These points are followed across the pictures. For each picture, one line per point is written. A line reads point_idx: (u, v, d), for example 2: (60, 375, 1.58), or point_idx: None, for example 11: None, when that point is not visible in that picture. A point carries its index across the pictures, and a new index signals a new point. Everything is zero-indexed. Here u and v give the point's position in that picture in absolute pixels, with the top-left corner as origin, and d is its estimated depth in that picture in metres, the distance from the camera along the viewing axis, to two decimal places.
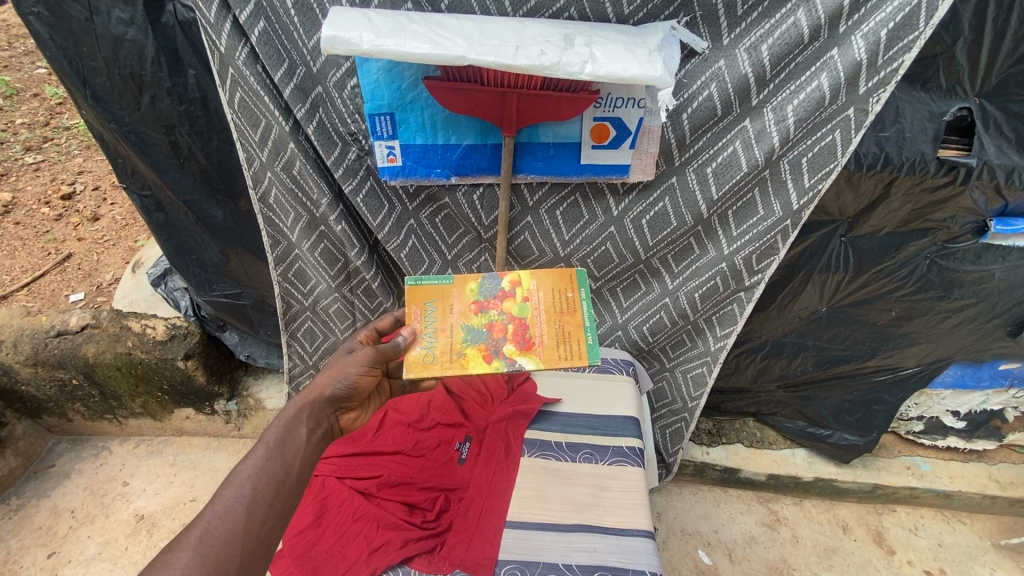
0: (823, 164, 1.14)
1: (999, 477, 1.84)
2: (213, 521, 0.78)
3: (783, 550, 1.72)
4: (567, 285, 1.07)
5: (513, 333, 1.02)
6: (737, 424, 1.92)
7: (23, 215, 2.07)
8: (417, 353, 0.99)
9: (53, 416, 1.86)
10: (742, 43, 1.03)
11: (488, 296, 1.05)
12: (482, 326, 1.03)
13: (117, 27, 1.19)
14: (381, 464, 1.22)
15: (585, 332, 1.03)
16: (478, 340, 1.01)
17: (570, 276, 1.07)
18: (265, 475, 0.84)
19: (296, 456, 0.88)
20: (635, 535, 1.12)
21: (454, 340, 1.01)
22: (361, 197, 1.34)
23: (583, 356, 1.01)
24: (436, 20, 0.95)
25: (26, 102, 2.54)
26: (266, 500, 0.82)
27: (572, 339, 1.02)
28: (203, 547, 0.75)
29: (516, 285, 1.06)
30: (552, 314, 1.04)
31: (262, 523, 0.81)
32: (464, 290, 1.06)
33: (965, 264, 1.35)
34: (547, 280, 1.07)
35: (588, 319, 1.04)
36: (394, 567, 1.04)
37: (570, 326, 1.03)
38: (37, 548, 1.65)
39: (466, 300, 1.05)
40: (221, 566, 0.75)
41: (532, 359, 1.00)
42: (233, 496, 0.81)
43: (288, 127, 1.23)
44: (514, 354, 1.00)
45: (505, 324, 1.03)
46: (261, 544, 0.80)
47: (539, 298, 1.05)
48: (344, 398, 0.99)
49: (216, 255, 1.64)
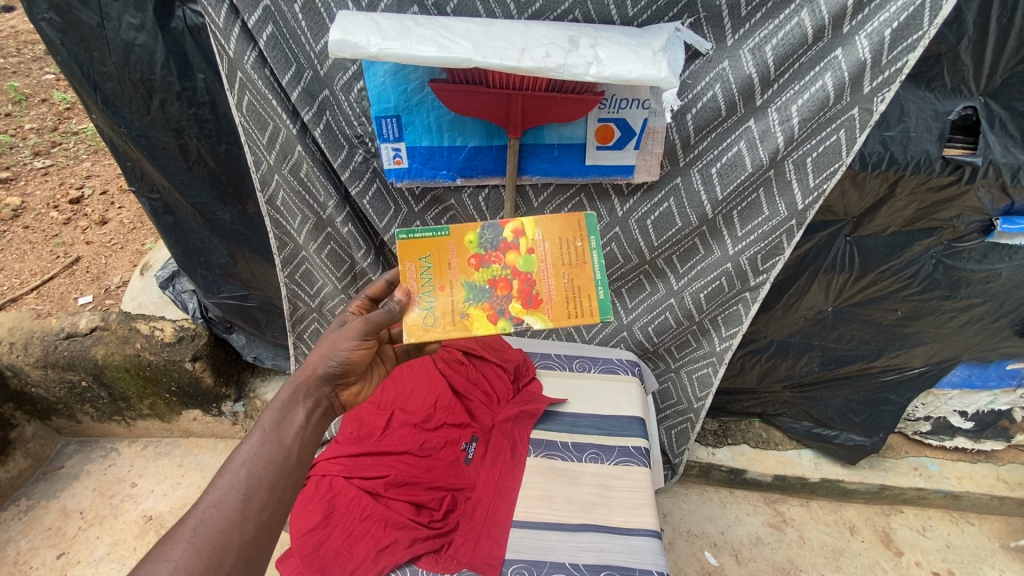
0: (828, 164, 1.13)
1: (1007, 478, 1.83)
2: (209, 511, 0.79)
3: (791, 551, 1.71)
4: (575, 234, 1.05)
5: (517, 290, 1.03)
6: (743, 425, 1.92)
7: (32, 218, 2.09)
8: (417, 317, 1.00)
9: (63, 418, 1.88)
10: (745, 45, 1.04)
11: (489, 248, 1.04)
12: (484, 283, 1.03)
13: (128, 33, 1.21)
14: (389, 463, 1.19)
15: (596, 287, 1.04)
16: (481, 299, 1.02)
17: (579, 224, 1.05)
18: (262, 460, 0.85)
19: (294, 440, 0.89)
20: (641, 535, 1.12)
21: (455, 299, 1.02)
22: (367, 199, 1.36)
23: (594, 313, 1.04)
24: (443, 23, 0.95)
25: (35, 107, 2.57)
26: (263, 486, 0.83)
27: (582, 296, 1.04)
28: (198, 538, 0.76)
29: (518, 235, 1.04)
30: (561, 268, 1.04)
31: (260, 509, 0.82)
32: (462, 242, 1.03)
33: (971, 263, 1.34)
34: (554, 229, 1.05)
35: (598, 270, 1.05)
36: (402, 565, 1.05)
37: (580, 281, 1.05)
38: (46, 548, 1.66)
39: (465, 253, 1.03)
40: (219, 553, 0.76)
41: (540, 317, 1.03)
42: (229, 482, 0.82)
43: (295, 129, 1.24)
44: (521, 314, 1.02)
45: (511, 280, 1.03)
46: (262, 531, 0.81)
47: (545, 250, 1.04)
48: (338, 374, 0.98)
49: (223, 256, 1.65)
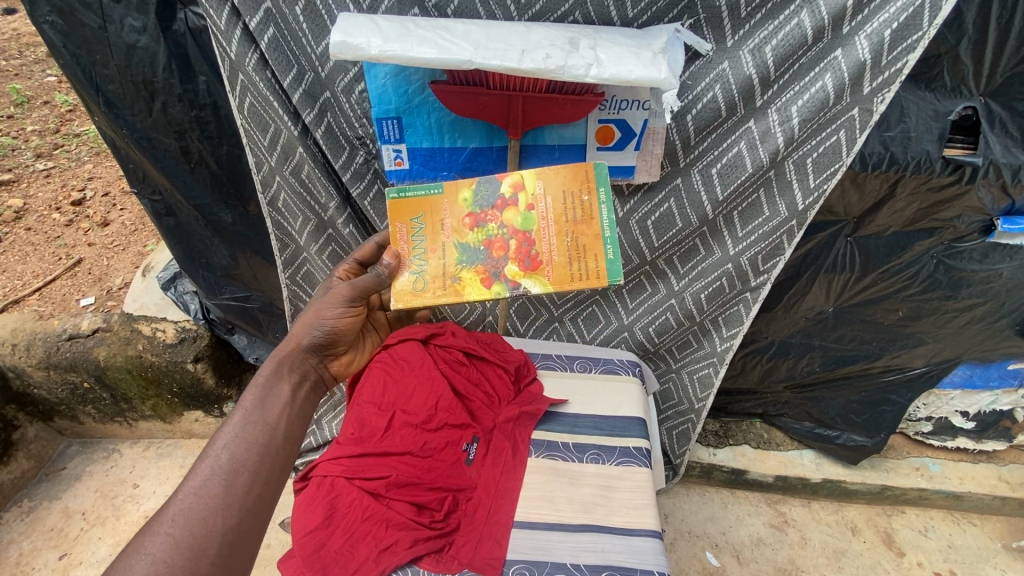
0: (828, 164, 1.14)
1: (1009, 478, 1.83)
2: (187, 500, 0.78)
3: (792, 552, 1.71)
4: (582, 187, 1.05)
5: (514, 250, 1.06)
6: (744, 425, 1.92)
7: (34, 220, 2.10)
8: (407, 283, 1.06)
9: (64, 419, 1.88)
10: (745, 46, 1.04)
11: (486, 206, 1.07)
12: (478, 244, 1.07)
13: (130, 35, 1.21)
14: (390, 464, 1.15)
15: (604, 245, 1.04)
16: (474, 262, 1.07)
17: (587, 175, 1.04)
18: (244, 441, 0.86)
19: (278, 418, 0.92)
20: (642, 535, 1.13)
21: (447, 262, 1.07)
22: (368, 200, 1.37)
23: (602, 276, 1.04)
24: (442, 25, 0.96)
25: (37, 109, 2.58)
26: (243, 469, 0.84)
27: (589, 255, 1.05)
28: (176, 530, 0.74)
29: (516, 190, 1.06)
30: (563, 225, 1.05)
31: (245, 493, 0.82)
32: (456, 201, 1.08)
33: (972, 263, 1.34)
34: (557, 183, 1.05)
35: (606, 226, 1.04)
36: (404, 565, 1.05)
37: (585, 238, 1.05)
38: (48, 549, 1.67)
39: (459, 211, 1.08)
40: (200, 542, 0.75)
41: (539, 280, 1.05)
42: (208, 468, 0.82)
43: (297, 131, 1.24)
44: (518, 277, 1.06)
45: (507, 239, 1.06)
46: (247, 516, 0.81)
47: (545, 207, 1.06)
48: (324, 342, 1.06)
49: (225, 258, 1.66)
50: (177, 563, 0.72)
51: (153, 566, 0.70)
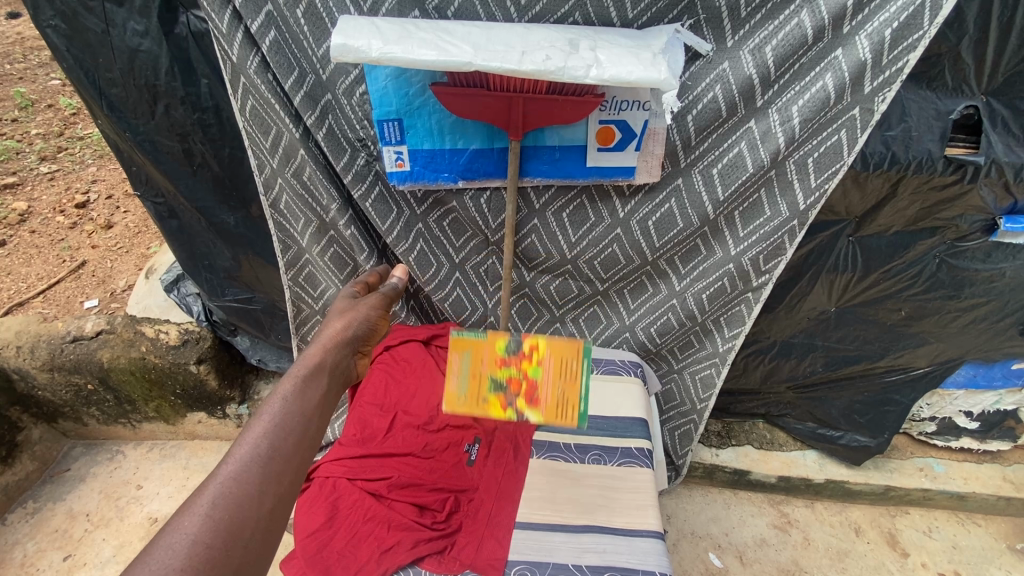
0: (829, 163, 1.13)
1: (1014, 478, 1.82)
2: (231, 477, 0.64)
3: (795, 553, 1.71)
4: (572, 357, 1.05)
5: (526, 392, 1.05)
6: (747, 426, 1.92)
7: (39, 223, 2.11)
8: (451, 391, 1.05)
9: (69, 421, 1.90)
10: (746, 45, 1.04)
11: (513, 351, 1.05)
12: (502, 380, 1.05)
13: (133, 39, 1.22)
14: (392, 465, 1.17)
15: (579, 396, 1.05)
16: (501, 394, 1.05)
17: (575, 349, 1.05)
18: (295, 420, 0.73)
19: (317, 408, 0.76)
20: (645, 535, 1.12)
21: (480, 384, 1.06)
22: (369, 202, 1.36)
23: (573, 416, 1.04)
24: (443, 27, 0.96)
25: (41, 112, 2.60)
26: (291, 450, 0.70)
27: (567, 407, 1.05)
28: (219, 509, 0.60)
29: (535, 352, 1.05)
30: (559, 371, 1.05)
31: (279, 481, 0.66)
32: (497, 333, 1.05)
33: (975, 263, 1.34)
34: (557, 345, 1.05)
35: (585, 389, 1.05)
36: (404, 567, 1.03)
37: (568, 391, 1.05)
38: (53, 550, 1.67)
39: (496, 346, 1.05)
40: (237, 527, 0.60)
41: (534, 411, 1.05)
42: (255, 439, 0.68)
43: (298, 134, 1.25)
44: (522, 407, 1.05)
45: (521, 383, 1.06)
46: (281, 504, 0.65)
47: (548, 369, 1.05)
48: (363, 338, 0.93)
49: (227, 260, 1.67)
50: (218, 548, 0.58)
51: (192, 547, 0.57)
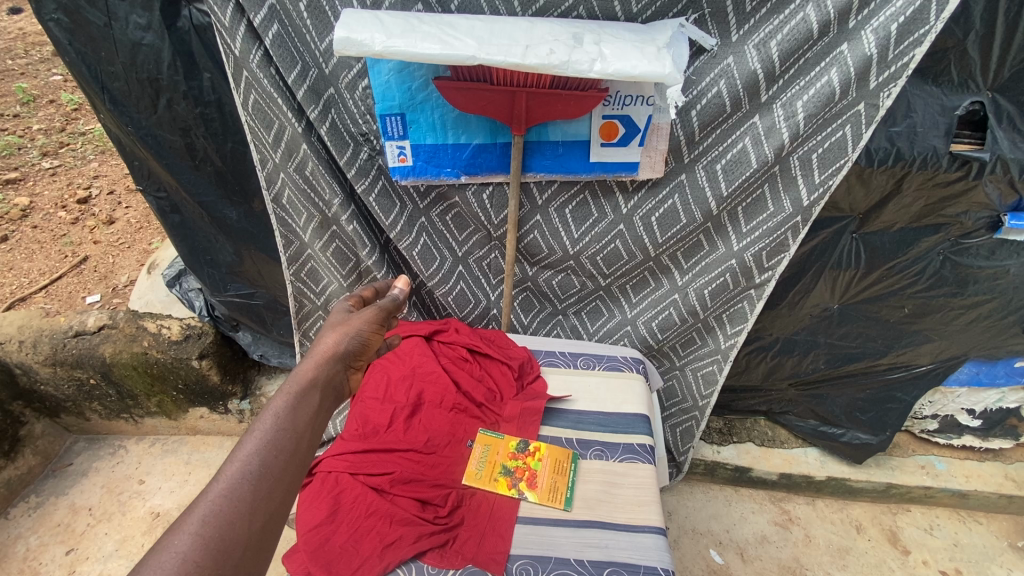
0: (834, 159, 1.13)
1: (1016, 476, 1.81)
2: (223, 493, 0.62)
3: (797, 550, 1.71)
4: (565, 460, 1.23)
5: (528, 473, 1.20)
6: (748, 423, 1.92)
7: (40, 219, 2.11)
8: (470, 468, 1.20)
9: (71, 415, 1.90)
10: (751, 39, 1.03)
11: (519, 454, 1.23)
12: (509, 469, 1.21)
13: (135, 33, 1.22)
14: (393, 460, 1.16)
15: (568, 488, 1.19)
16: (509, 472, 1.20)
17: (563, 458, 1.24)
18: (289, 436, 0.70)
19: (308, 425, 0.73)
20: (646, 531, 1.12)
21: (490, 467, 1.21)
22: (373, 196, 1.35)
23: (561, 501, 1.17)
24: (446, 21, 0.95)
25: (42, 108, 2.60)
26: (282, 467, 0.68)
27: (559, 480, 1.20)
28: (209, 527, 0.59)
29: (535, 459, 1.23)
30: (550, 476, 1.21)
31: (268, 498, 0.64)
32: (508, 442, 1.25)
33: (979, 260, 1.33)
34: (552, 455, 1.24)
35: (571, 487, 1.19)
36: (405, 563, 1.02)
37: (558, 482, 1.20)
38: (55, 545, 1.68)
39: (507, 449, 1.24)
40: (226, 546, 0.59)
41: (531, 492, 1.18)
42: (245, 457, 0.66)
43: (301, 128, 1.25)
44: (523, 487, 1.18)
45: (523, 475, 1.20)
46: (272, 522, 0.64)
47: (546, 468, 1.22)
48: (357, 353, 0.86)
49: (229, 255, 1.67)
50: (207, 566, 0.57)
51: (181, 566, 0.55)
